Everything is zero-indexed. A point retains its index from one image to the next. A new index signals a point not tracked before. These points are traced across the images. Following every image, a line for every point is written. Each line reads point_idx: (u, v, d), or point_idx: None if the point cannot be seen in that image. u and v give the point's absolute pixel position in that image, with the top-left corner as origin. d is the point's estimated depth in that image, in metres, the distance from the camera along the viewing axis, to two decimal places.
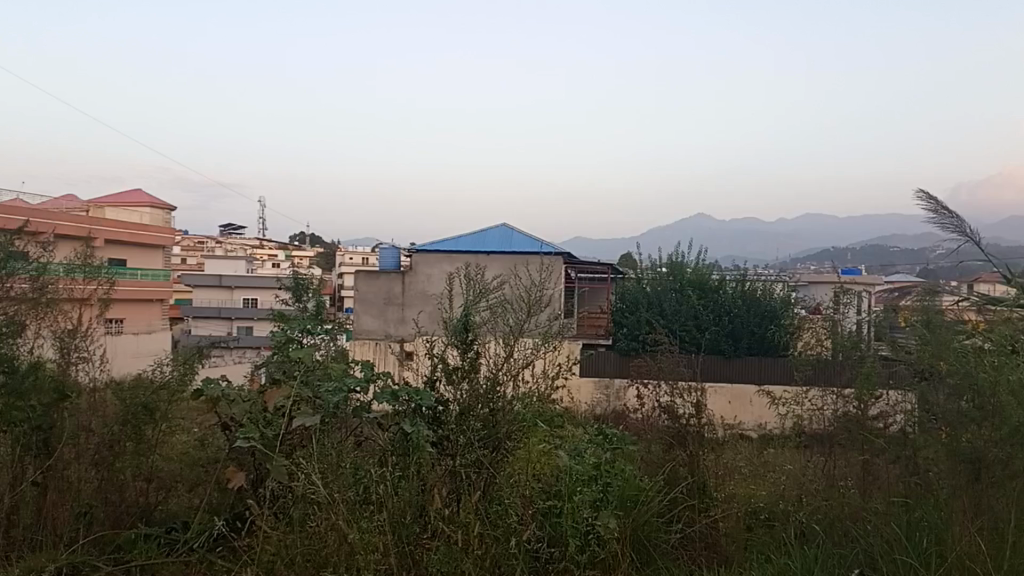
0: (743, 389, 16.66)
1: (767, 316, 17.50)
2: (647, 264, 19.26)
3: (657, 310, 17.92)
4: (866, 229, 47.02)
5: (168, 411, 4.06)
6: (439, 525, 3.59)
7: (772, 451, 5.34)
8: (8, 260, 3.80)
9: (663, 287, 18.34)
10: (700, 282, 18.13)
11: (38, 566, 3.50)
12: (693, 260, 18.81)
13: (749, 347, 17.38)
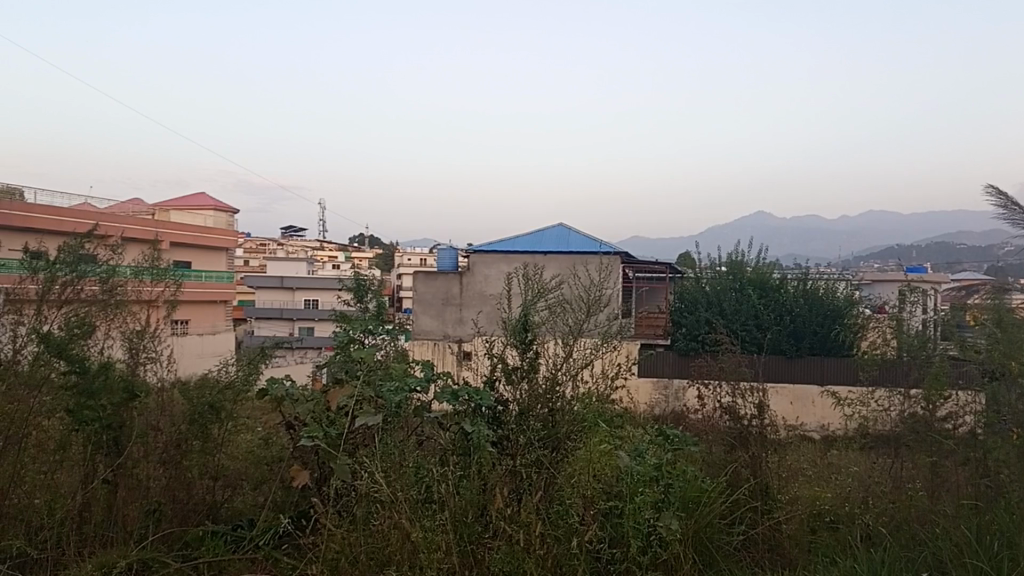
0: (803, 390, 16.12)
1: (830, 315, 17.32)
2: (707, 264, 19.15)
3: (716, 310, 17.75)
4: (942, 227, 45.23)
5: (234, 410, 4.13)
6: (500, 524, 3.55)
7: (836, 453, 5.27)
8: (78, 263, 3.90)
9: (722, 286, 18.17)
10: (761, 282, 17.95)
11: (110, 563, 3.55)
12: (753, 260, 18.63)
13: (811, 346, 17.25)
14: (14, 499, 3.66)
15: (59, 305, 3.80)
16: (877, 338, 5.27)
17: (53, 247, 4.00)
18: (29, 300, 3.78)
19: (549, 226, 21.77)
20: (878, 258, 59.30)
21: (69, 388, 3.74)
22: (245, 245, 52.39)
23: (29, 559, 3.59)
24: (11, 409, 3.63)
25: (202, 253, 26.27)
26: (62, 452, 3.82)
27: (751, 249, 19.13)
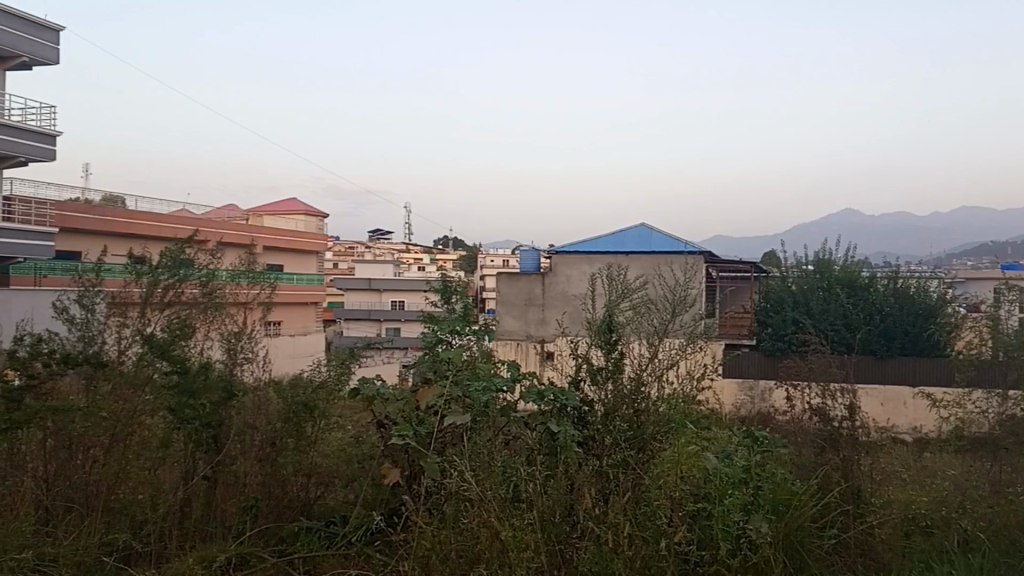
0: (897, 393, 16.34)
1: (921, 315, 17.42)
2: (793, 263, 19.56)
3: (804, 308, 17.99)
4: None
5: (327, 409, 4.20)
6: (588, 525, 3.56)
7: (931, 457, 5.14)
8: (181, 267, 4.02)
9: (809, 285, 18.43)
10: (850, 280, 18.20)
11: (211, 557, 3.63)
12: (841, 258, 18.93)
13: (902, 347, 17.31)
14: (121, 495, 3.81)
15: (162, 307, 3.95)
16: (973, 338, 5.26)
17: (158, 252, 4.12)
18: (133, 303, 3.96)
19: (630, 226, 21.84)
20: (978, 252, 56.63)
21: (171, 388, 3.80)
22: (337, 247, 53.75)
23: (133, 552, 3.70)
24: (117, 408, 3.83)
25: (297, 255, 26.95)
26: (164, 449, 3.88)
27: (839, 247, 19.33)
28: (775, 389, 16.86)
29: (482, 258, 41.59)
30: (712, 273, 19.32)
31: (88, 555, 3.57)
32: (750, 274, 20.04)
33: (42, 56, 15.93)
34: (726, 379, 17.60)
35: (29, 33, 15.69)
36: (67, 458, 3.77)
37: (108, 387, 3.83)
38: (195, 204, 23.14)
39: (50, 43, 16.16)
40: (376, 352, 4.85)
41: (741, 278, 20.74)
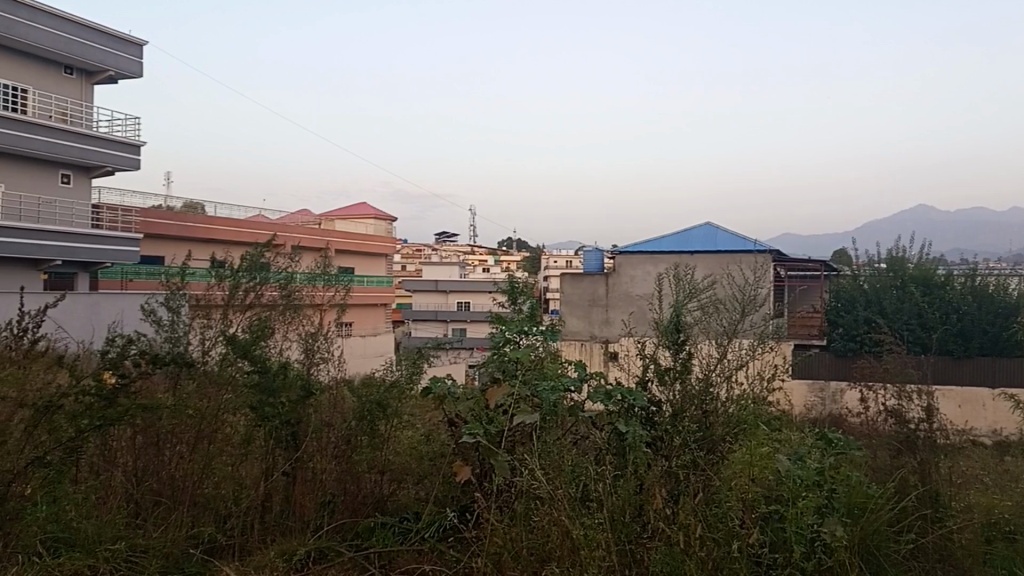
0: (976, 395, 16.14)
1: (1001, 314, 17.25)
2: (866, 262, 20.01)
3: (877, 307, 18.09)
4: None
5: (399, 407, 4.29)
6: (658, 525, 3.54)
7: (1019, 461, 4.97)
8: (261, 271, 4.18)
9: (883, 284, 18.56)
10: (925, 279, 18.22)
11: (291, 550, 3.76)
12: (915, 255, 19.24)
13: (980, 347, 17.22)
14: (206, 489, 3.95)
15: (243, 309, 4.14)
16: None
17: (240, 255, 4.29)
18: (216, 305, 4.15)
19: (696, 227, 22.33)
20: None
21: (252, 386, 3.94)
22: (405, 252, 55.18)
23: (218, 545, 3.84)
24: (202, 406, 4.00)
25: (367, 258, 27.57)
26: (246, 445, 4.04)
27: (913, 244, 19.67)
28: (848, 392, 16.58)
29: (546, 258, 41.58)
30: (781, 273, 19.17)
31: (176, 547, 3.72)
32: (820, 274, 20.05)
33: (126, 69, 17.62)
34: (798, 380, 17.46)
35: (116, 49, 17.40)
36: (156, 453, 3.96)
37: (193, 386, 4.03)
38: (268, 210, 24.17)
39: (133, 56, 17.86)
40: (445, 352, 4.96)
41: (810, 277, 20.55)
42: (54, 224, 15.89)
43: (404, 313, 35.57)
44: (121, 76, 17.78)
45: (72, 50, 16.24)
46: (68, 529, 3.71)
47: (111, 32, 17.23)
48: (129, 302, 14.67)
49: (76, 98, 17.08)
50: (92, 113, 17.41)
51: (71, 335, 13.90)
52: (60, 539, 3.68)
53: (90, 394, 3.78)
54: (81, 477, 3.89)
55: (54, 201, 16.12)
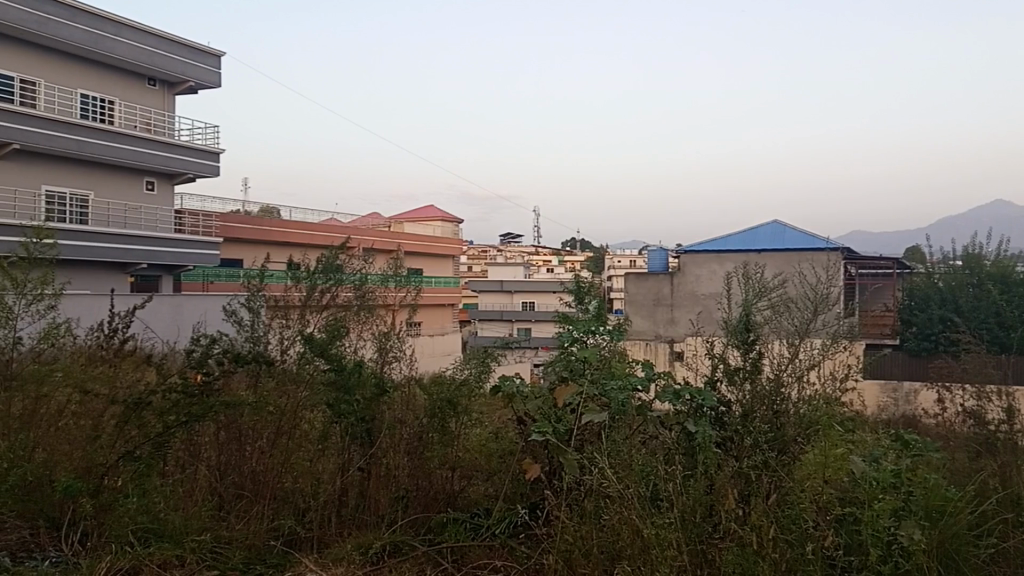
0: None
1: None
2: (940, 259, 20.00)
3: (953, 306, 17.98)
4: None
5: (468, 405, 4.40)
6: (730, 525, 3.51)
7: None
8: (335, 273, 4.34)
9: (957, 281, 18.23)
10: (1002, 275, 17.93)
11: (367, 543, 3.86)
12: (992, 252, 18.84)
13: None
14: (285, 484, 4.08)
15: (320, 309, 4.31)
16: None
17: (316, 258, 4.46)
18: (294, 305, 4.33)
19: (764, 223, 22.88)
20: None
21: (328, 384, 4.08)
22: (472, 255, 56.39)
23: (298, 538, 3.97)
24: (282, 402, 4.16)
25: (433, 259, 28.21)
26: (324, 441, 4.16)
27: (990, 241, 19.42)
28: (925, 392, 16.26)
29: (613, 257, 41.34)
30: (851, 271, 19.10)
31: (258, 539, 3.87)
32: (893, 271, 19.97)
33: (206, 79, 18.19)
34: (871, 380, 17.11)
35: (197, 60, 17.99)
36: (237, 448, 4.12)
37: (273, 383, 4.19)
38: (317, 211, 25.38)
39: (212, 66, 18.39)
40: (512, 352, 5.03)
41: (883, 274, 20.41)
42: (140, 228, 16.77)
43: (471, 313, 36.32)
44: (200, 86, 18.36)
45: (155, 62, 16.92)
46: (157, 521, 3.84)
47: (192, 44, 17.83)
48: (211, 304, 15.21)
49: (159, 108, 17.78)
50: (175, 122, 18.03)
51: (158, 334, 14.53)
52: (149, 530, 3.81)
53: (177, 391, 3.97)
54: (168, 469, 4.06)
55: (140, 208, 17.01)
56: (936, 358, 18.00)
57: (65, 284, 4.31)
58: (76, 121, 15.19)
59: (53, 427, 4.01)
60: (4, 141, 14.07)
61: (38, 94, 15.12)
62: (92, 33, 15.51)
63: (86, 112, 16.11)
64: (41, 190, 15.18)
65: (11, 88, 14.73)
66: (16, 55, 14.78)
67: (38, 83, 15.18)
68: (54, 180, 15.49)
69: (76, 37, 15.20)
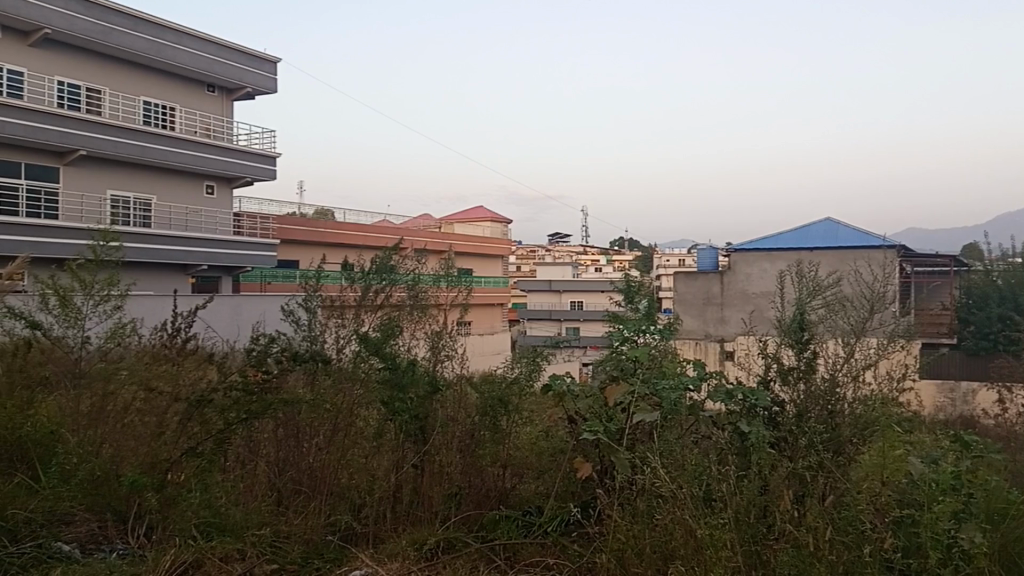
0: None
1: None
2: (1000, 255, 19.64)
3: (1012, 304, 17.66)
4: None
5: (519, 403, 4.49)
6: (785, 526, 3.47)
7: None
8: (390, 274, 4.55)
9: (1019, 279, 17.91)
10: None
11: (421, 539, 3.93)
12: None
13: None
14: (341, 480, 4.17)
15: (374, 309, 4.48)
16: None
17: (371, 259, 4.66)
18: (349, 305, 4.49)
19: (815, 221, 23.19)
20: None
21: (384, 382, 4.19)
22: (522, 259, 57.46)
23: (354, 533, 4.06)
24: (338, 400, 4.29)
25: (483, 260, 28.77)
26: (379, 438, 4.25)
27: None
28: (984, 392, 15.96)
29: (662, 257, 41.55)
30: (907, 269, 18.91)
31: (315, 534, 3.95)
32: (950, 268, 19.71)
33: (261, 85, 18.66)
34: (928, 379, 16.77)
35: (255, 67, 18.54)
36: (295, 444, 4.23)
37: (330, 381, 4.33)
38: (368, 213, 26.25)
39: (268, 73, 18.86)
40: (561, 351, 5.08)
41: (939, 272, 20.30)
42: (201, 231, 17.35)
43: (520, 312, 37.06)
44: (257, 92, 18.83)
45: (216, 70, 17.46)
46: (218, 515, 3.97)
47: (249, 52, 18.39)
48: (271, 305, 15.73)
49: (219, 114, 18.36)
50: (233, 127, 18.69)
51: (220, 333, 15.05)
52: (211, 523, 3.94)
53: (236, 389, 4.06)
54: (229, 466, 4.18)
55: (202, 210, 17.61)
56: (997, 358, 17.73)
57: (130, 285, 4.68)
58: (139, 128, 15.79)
59: (118, 424, 4.12)
60: (74, 147, 14.68)
61: (103, 103, 15.75)
62: (156, 43, 16.13)
63: (148, 119, 16.73)
64: (106, 195, 15.82)
65: (78, 97, 15.33)
66: (84, 65, 15.41)
67: (104, 92, 15.82)
68: (118, 185, 16.07)
69: (139, 46, 15.81)
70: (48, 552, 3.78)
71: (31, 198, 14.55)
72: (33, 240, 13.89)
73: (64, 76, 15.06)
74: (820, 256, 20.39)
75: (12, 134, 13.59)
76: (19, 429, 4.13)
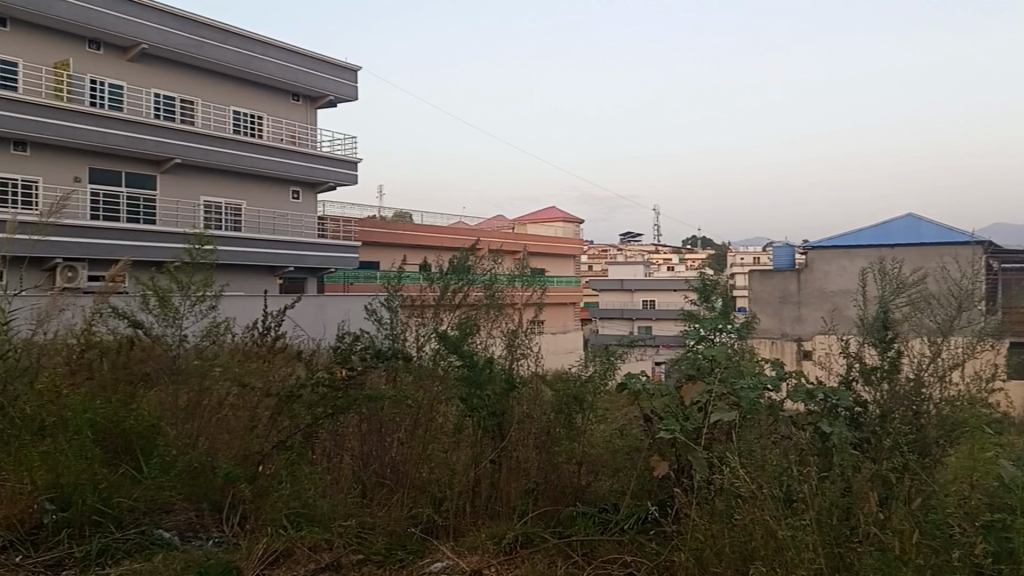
0: None
1: None
2: None
3: None
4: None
5: (594, 401, 4.53)
6: (869, 528, 3.41)
7: None
8: (468, 274, 4.71)
9: None
10: None
11: (500, 534, 4.03)
12: None
13: None
14: (422, 474, 4.32)
15: (452, 308, 4.66)
16: None
17: (447, 260, 4.85)
18: (428, 305, 4.69)
19: (895, 217, 22.69)
20: None
21: (462, 378, 4.31)
22: (593, 261, 58.13)
23: (436, 525, 4.18)
24: (419, 396, 4.44)
25: (554, 258, 29.59)
26: (458, 433, 4.37)
27: None
28: None
29: (736, 255, 41.20)
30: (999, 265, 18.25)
31: (399, 526, 4.09)
32: None
33: (343, 93, 21.07)
34: None
35: (334, 75, 20.86)
36: (379, 438, 4.41)
37: (411, 377, 4.52)
38: (444, 215, 27.19)
39: (348, 81, 21.21)
40: (635, 350, 5.10)
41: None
42: (285, 234, 19.54)
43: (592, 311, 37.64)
44: (339, 99, 21.27)
45: (297, 78, 19.80)
46: (306, 506, 4.15)
47: (332, 62, 20.77)
48: (352, 303, 17.00)
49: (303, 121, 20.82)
50: (315, 133, 21.01)
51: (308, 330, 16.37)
52: (300, 513, 4.12)
53: (324, 383, 4.33)
54: (316, 459, 4.37)
55: (287, 214, 19.86)
56: None
57: (223, 284, 5.12)
58: (231, 137, 18.11)
59: (213, 417, 4.40)
60: (170, 156, 16.87)
61: (195, 112, 18.13)
62: (241, 54, 18.38)
63: (238, 127, 19.15)
64: (199, 200, 18.02)
65: (173, 108, 17.71)
66: (178, 78, 17.79)
67: (196, 104, 18.20)
68: (212, 192, 18.37)
69: (226, 57, 18.08)
70: (150, 539, 4.00)
71: (132, 204, 16.79)
72: (137, 244, 16.09)
73: (160, 89, 17.44)
74: (901, 250, 19.78)
75: (115, 144, 15.81)
76: (123, 422, 4.35)
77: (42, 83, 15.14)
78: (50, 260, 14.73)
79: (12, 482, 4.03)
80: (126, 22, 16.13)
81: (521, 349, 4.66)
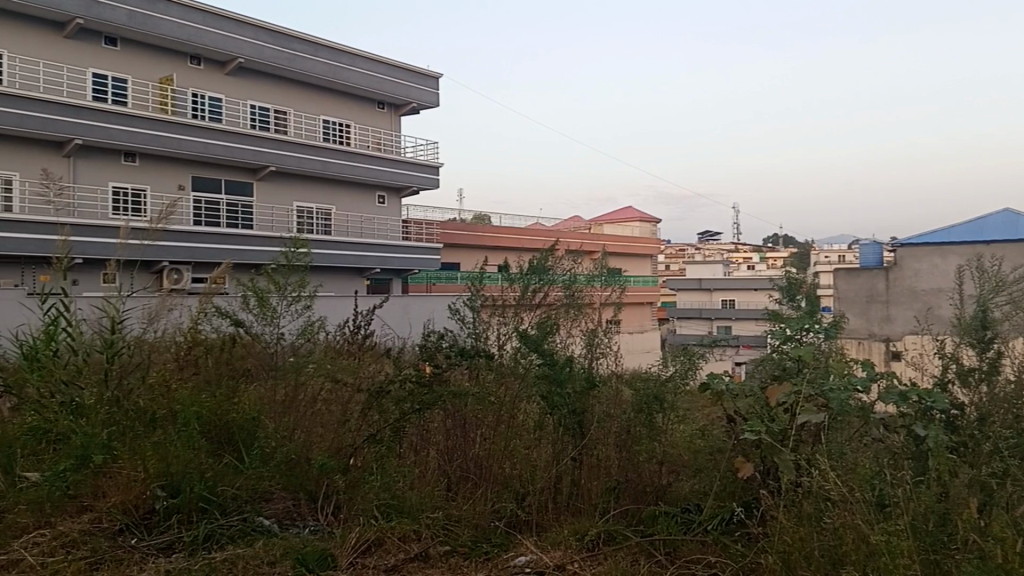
0: None
1: None
2: None
3: None
4: None
5: (674, 401, 4.58)
6: (969, 535, 3.21)
7: None
8: (545, 274, 4.81)
9: None
10: None
11: (583, 530, 4.10)
12: None
13: None
14: (505, 470, 4.41)
15: (532, 308, 4.78)
16: None
17: (528, 260, 4.96)
18: (509, 305, 4.84)
19: (989, 213, 21.66)
20: None
21: (543, 376, 4.43)
22: (671, 261, 57.47)
23: (518, 520, 4.27)
24: (501, 393, 4.58)
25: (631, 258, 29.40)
26: (539, 430, 4.49)
27: None
28: None
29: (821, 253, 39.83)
30: None
31: (483, 519, 4.20)
32: None
33: (424, 99, 21.49)
34: None
35: (415, 82, 21.27)
36: (463, 433, 4.57)
37: (494, 375, 4.66)
38: (521, 216, 27.41)
39: (429, 88, 21.64)
40: (716, 350, 5.11)
41: None
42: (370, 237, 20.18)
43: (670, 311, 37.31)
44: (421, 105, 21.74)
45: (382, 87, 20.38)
46: (396, 497, 4.33)
47: (412, 69, 21.12)
48: (436, 304, 17.53)
49: (389, 129, 21.47)
50: (399, 140, 21.63)
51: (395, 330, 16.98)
52: (390, 505, 4.29)
53: (412, 380, 4.61)
54: (404, 452, 4.58)
55: (373, 218, 20.56)
56: None
57: (317, 285, 5.33)
58: (323, 146, 18.79)
59: (309, 411, 4.72)
60: (265, 164, 17.76)
61: (288, 123, 18.97)
62: (330, 66, 19.06)
63: (328, 135, 19.95)
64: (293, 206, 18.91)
65: (267, 118, 18.61)
66: (270, 88, 18.64)
67: (289, 113, 19.04)
68: (303, 198, 19.20)
69: (317, 69, 18.77)
70: (251, 526, 4.20)
71: (231, 209, 17.59)
72: (236, 247, 16.90)
73: (255, 100, 18.34)
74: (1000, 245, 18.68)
75: (218, 154, 16.73)
76: (225, 416, 4.62)
77: (150, 98, 16.17)
78: (157, 262, 15.70)
79: (128, 469, 4.29)
80: (225, 37, 16.98)
81: (600, 348, 4.74)
